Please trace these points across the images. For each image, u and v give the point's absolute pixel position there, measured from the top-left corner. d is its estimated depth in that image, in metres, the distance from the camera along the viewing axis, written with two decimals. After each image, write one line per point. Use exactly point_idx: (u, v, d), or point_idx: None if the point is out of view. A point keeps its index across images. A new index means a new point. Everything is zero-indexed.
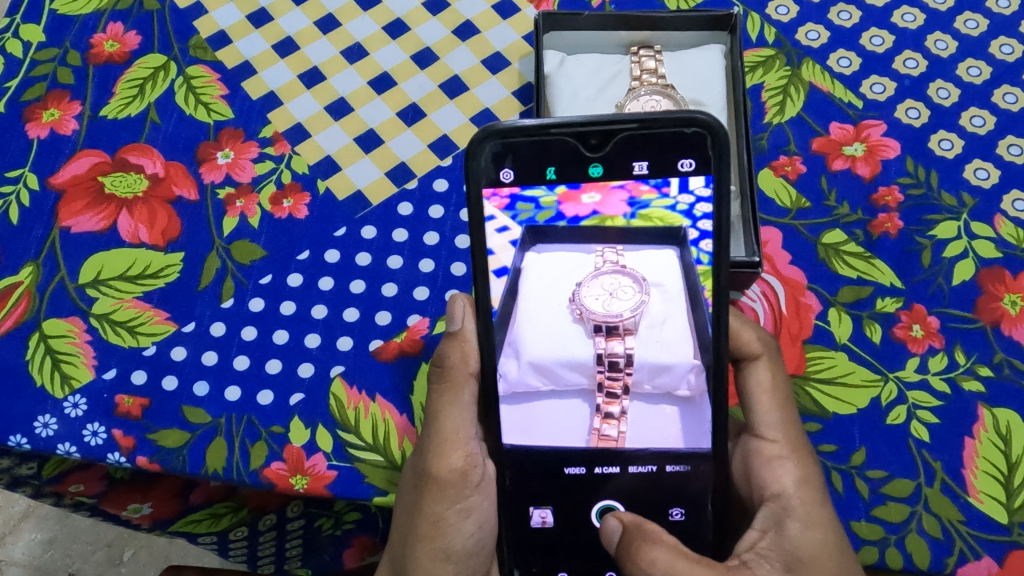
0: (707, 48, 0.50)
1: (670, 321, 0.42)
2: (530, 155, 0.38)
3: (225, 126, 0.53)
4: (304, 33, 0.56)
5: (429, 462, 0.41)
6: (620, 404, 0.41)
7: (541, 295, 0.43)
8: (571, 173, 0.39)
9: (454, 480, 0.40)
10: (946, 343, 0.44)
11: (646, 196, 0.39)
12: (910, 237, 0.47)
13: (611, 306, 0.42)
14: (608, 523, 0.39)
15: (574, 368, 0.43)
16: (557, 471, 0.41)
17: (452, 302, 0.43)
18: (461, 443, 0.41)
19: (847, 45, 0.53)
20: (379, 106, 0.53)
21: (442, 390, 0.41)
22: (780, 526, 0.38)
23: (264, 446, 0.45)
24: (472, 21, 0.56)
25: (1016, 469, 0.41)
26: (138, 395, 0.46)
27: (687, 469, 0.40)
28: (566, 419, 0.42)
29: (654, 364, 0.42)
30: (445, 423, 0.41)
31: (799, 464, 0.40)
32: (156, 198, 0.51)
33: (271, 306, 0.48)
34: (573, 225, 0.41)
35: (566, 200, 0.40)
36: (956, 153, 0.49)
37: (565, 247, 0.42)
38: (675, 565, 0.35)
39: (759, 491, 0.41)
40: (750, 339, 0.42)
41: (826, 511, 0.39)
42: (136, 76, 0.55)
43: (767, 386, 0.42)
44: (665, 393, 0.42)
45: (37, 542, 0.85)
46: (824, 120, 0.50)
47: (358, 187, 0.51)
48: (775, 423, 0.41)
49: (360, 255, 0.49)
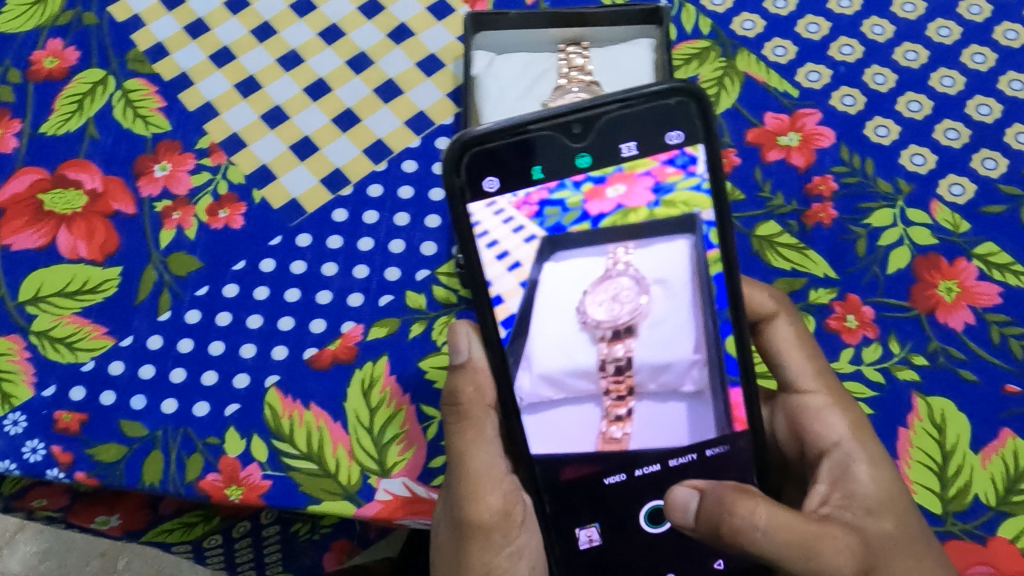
0: (638, 42, 0.49)
1: (677, 319, 0.40)
2: (514, 157, 0.40)
3: (163, 139, 0.53)
4: (240, 41, 0.56)
5: (466, 511, 0.40)
6: (627, 405, 0.41)
7: (557, 302, 0.41)
8: (560, 168, 0.40)
9: (498, 523, 0.40)
10: (880, 332, 0.44)
11: (671, 178, 0.39)
12: (844, 226, 0.46)
13: (615, 311, 0.41)
14: (678, 492, 0.36)
15: (580, 375, 0.41)
16: (599, 483, 0.40)
17: (455, 330, 0.42)
18: (497, 483, 0.40)
19: (782, 34, 0.52)
20: (315, 113, 0.53)
21: (464, 429, 0.41)
22: (847, 475, 0.38)
23: (200, 457, 0.45)
24: (407, 24, 0.55)
25: (951, 457, 0.41)
26: (76, 410, 0.46)
27: (727, 448, 0.40)
28: (574, 421, 0.41)
29: (655, 363, 0.41)
30: (474, 465, 0.40)
31: (845, 410, 0.40)
32: (95, 214, 0.51)
33: (207, 318, 0.48)
34: (597, 224, 0.40)
35: (591, 197, 0.40)
36: (892, 139, 0.48)
37: (582, 251, 0.41)
38: (778, 514, 0.34)
39: (813, 446, 0.40)
40: (763, 300, 0.43)
41: (882, 449, 0.39)
42: (74, 91, 0.55)
43: (792, 341, 0.42)
44: (671, 390, 0.41)
45: (32, 553, 0.86)
46: (759, 111, 0.50)
47: (293, 195, 0.51)
48: (809, 374, 0.41)
49: (295, 263, 0.49)
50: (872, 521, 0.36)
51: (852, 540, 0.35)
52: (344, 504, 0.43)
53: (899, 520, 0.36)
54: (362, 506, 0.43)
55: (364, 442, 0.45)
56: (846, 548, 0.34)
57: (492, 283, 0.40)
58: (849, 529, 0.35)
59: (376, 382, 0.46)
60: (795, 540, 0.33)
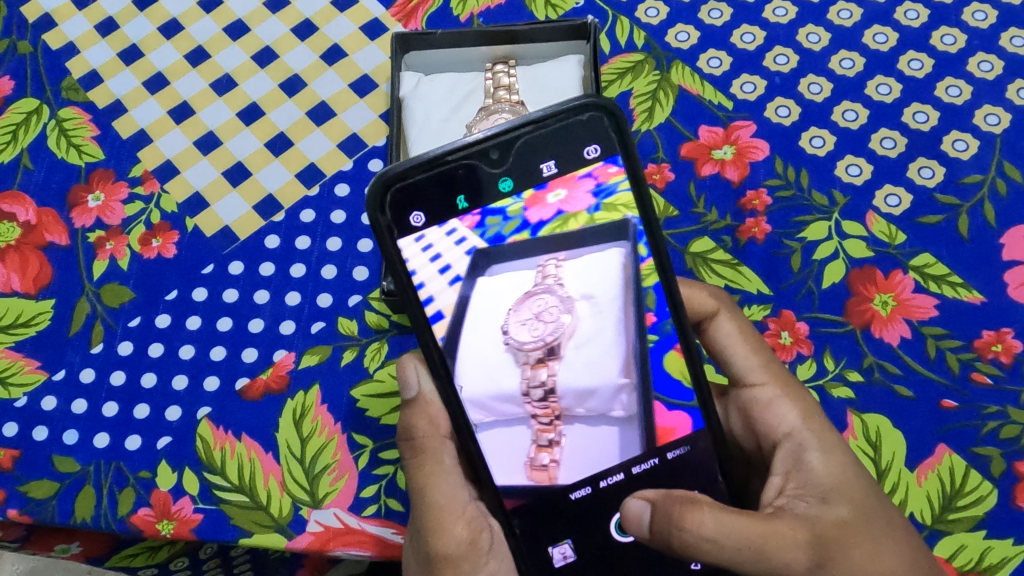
0: (566, 59, 0.50)
1: (605, 339, 0.37)
2: (433, 191, 0.35)
3: (96, 168, 0.53)
4: (174, 66, 0.55)
5: (430, 543, 0.36)
6: (556, 431, 0.36)
7: (482, 319, 0.37)
8: (482, 197, 0.36)
9: (465, 552, 0.36)
10: (815, 349, 0.43)
11: (613, 179, 0.35)
12: (778, 241, 0.46)
13: (539, 332, 0.37)
14: (630, 506, 0.33)
15: (505, 399, 0.37)
16: (563, 498, 0.36)
17: (403, 365, 0.39)
18: (460, 511, 0.36)
19: (717, 45, 0.51)
20: (248, 138, 0.52)
21: (421, 463, 0.37)
22: (800, 464, 0.35)
23: (131, 492, 0.44)
24: (340, 44, 0.55)
25: (886, 475, 0.40)
26: (9, 447, 0.46)
27: (685, 450, 0.36)
28: (507, 448, 0.36)
29: (579, 388, 0.36)
30: (434, 496, 0.36)
31: (796, 398, 0.37)
32: (28, 246, 0.51)
33: (139, 349, 0.48)
34: (537, 232, 0.36)
35: (533, 203, 0.36)
36: (827, 149, 0.47)
37: (512, 265, 0.37)
38: (724, 519, 0.31)
39: (767, 439, 0.37)
40: (703, 298, 0.40)
41: (837, 435, 0.36)
42: (9, 122, 0.54)
43: (736, 336, 0.40)
44: (601, 415, 0.36)
45: None
46: (693, 124, 0.49)
47: (226, 222, 0.50)
48: (756, 367, 0.39)
49: (227, 291, 0.48)
50: (826, 509, 0.33)
51: (801, 533, 0.32)
52: (275, 537, 0.42)
53: (859, 509, 0.34)
54: (294, 538, 0.42)
55: (296, 474, 0.44)
56: (797, 544, 0.32)
57: (433, 298, 0.36)
58: (800, 521, 0.33)
59: (308, 411, 0.45)
60: (745, 545, 0.31)
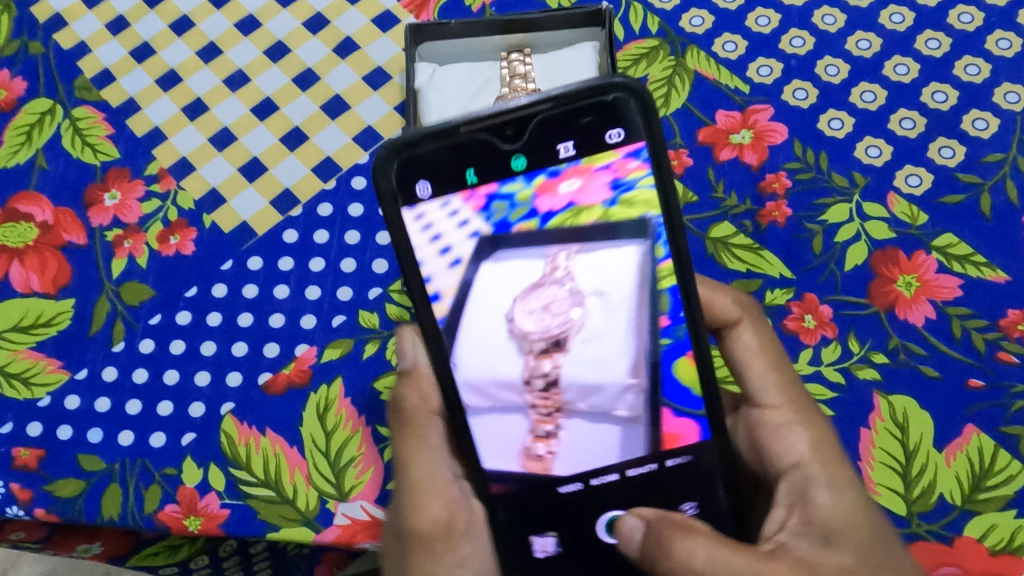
0: (581, 46, 0.50)
1: (615, 337, 0.35)
2: (442, 161, 0.34)
3: (112, 167, 0.53)
4: (186, 63, 0.55)
5: (407, 518, 0.37)
6: (554, 423, 0.35)
7: (487, 305, 0.36)
8: (493, 172, 0.34)
9: (440, 532, 0.36)
10: (839, 331, 0.43)
11: (632, 175, 0.34)
12: (800, 224, 0.45)
13: (545, 323, 0.35)
14: (625, 522, 0.34)
15: (505, 387, 0.35)
16: (551, 491, 0.35)
17: (401, 336, 0.39)
18: (440, 489, 0.36)
19: (732, 28, 0.51)
20: (263, 133, 0.52)
21: (407, 437, 0.37)
22: (806, 498, 0.34)
23: (158, 489, 0.44)
24: (352, 37, 0.55)
25: (914, 458, 0.40)
26: (34, 446, 0.46)
27: (689, 459, 0.35)
28: (500, 436, 0.35)
29: (584, 383, 0.35)
30: (415, 471, 0.37)
31: (808, 427, 0.36)
32: (46, 246, 0.51)
33: (161, 347, 0.48)
34: (546, 221, 0.35)
35: (543, 191, 0.35)
36: (846, 131, 0.47)
37: (521, 252, 0.35)
38: (716, 554, 0.31)
39: (773, 465, 0.36)
40: (725, 305, 0.40)
41: (848, 471, 0.35)
42: (23, 122, 0.55)
43: (755, 350, 0.39)
44: (603, 412, 0.35)
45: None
46: (710, 109, 0.49)
47: (243, 218, 0.50)
48: (771, 387, 0.38)
49: (248, 287, 0.48)
50: (849, 500, 0.33)
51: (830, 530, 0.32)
52: (302, 531, 0.43)
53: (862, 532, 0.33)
54: (321, 532, 0.42)
55: (321, 467, 0.44)
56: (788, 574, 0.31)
57: (433, 276, 0.35)
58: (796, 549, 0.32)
59: (331, 405, 0.45)
60: None
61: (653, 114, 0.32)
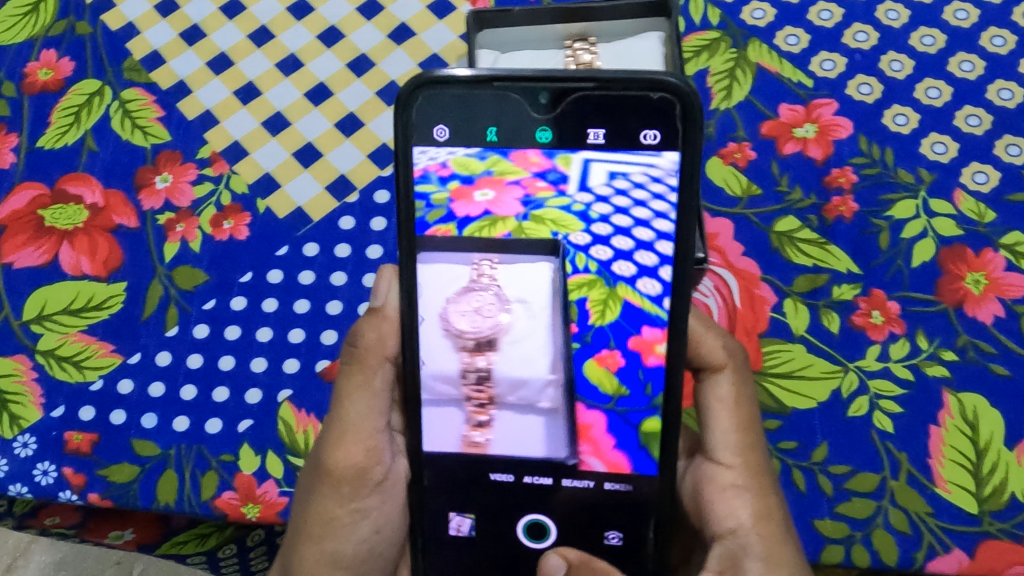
0: (646, 36, 0.49)
1: (536, 339, 0.37)
2: (470, 111, 0.36)
3: (163, 149, 0.52)
4: (238, 47, 0.55)
5: (326, 453, 0.39)
6: (488, 414, 0.37)
7: (421, 309, 0.37)
8: (514, 135, 0.36)
9: (352, 476, 0.39)
10: (907, 328, 0.43)
11: (541, 193, 0.36)
12: (866, 219, 0.45)
13: (477, 325, 0.37)
14: (548, 559, 0.36)
15: (441, 379, 0.37)
16: (484, 477, 0.38)
17: (379, 275, 0.41)
18: (365, 434, 0.39)
19: (794, 22, 0.50)
20: (317, 119, 0.52)
21: (352, 372, 0.40)
22: (737, 567, 0.35)
23: (214, 475, 0.44)
24: (408, 23, 0.54)
25: (985, 456, 0.40)
26: (86, 430, 0.46)
27: (629, 488, 0.37)
28: (434, 427, 0.37)
29: (512, 378, 0.37)
30: (347, 410, 0.39)
31: (756, 497, 0.37)
32: (97, 228, 0.50)
33: (216, 332, 0.47)
34: (463, 228, 0.37)
35: (459, 197, 0.37)
36: (911, 127, 0.47)
37: (445, 258, 0.37)
38: None
39: (712, 525, 0.37)
40: (714, 348, 0.39)
41: (789, 550, 0.36)
42: (71, 103, 0.54)
43: (727, 403, 0.38)
44: (528, 405, 0.37)
45: (47, 564, 0.76)
46: (773, 102, 0.48)
47: (298, 203, 0.50)
48: (732, 447, 0.38)
49: (304, 273, 0.48)
50: None
51: None
52: None
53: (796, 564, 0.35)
54: None
55: None
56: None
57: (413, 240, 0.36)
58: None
59: None
60: None
61: (697, 124, 0.33)
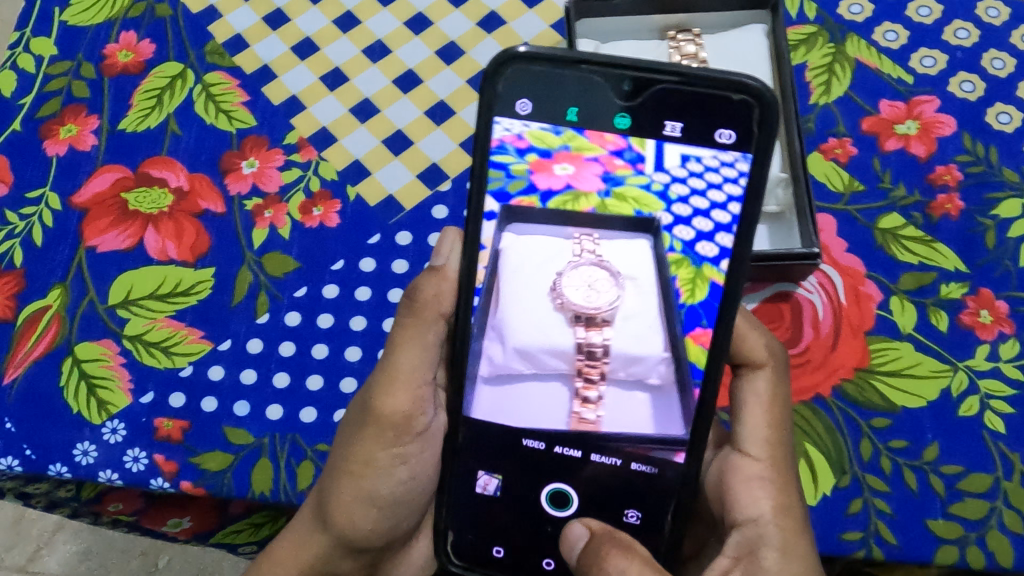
0: (750, 28, 0.49)
1: (649, 315, 0.38)
2: (551, 90, 0.34)
3: (249, 134, 0.51)
4: (323, 32, 0.54)
5: (375, 398, 0.39)
6: (598, 389, 0.37)
7: (529, 281, 0.38)
8: (592, 119, 0.35)
9: (396, 423, 0.39)
10: (1016, 327, 0.42)
11: (619, 171, 0.36)
12: (972, 218, 0.45)
13: (594, 300, 0.37)
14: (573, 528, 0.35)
15: (552, 353, 0.39)
16: (517, 442, 0.37)
17: (444, 234, 0.39)
18: (412, 386, 0.39)
19: (892, 18, 0.50)
20: (406, 106, 0.51)
21: (407, 324, 0.38)
22: (754, 554, 0.34)
23: (310, 465, 0.44)
24: (497, 12, 0.54)
25: None
26: (177, 418, 0.45)
27: (653, 470, 0.36)
28: (540, 401, 0.38)
29: (628, 354, 0.38)
30: (399, 364, 0.39)
31: (780, 491, 0.36)
32: (182, 213, 0.49)
33: (308, 320, 0.46)
34: (547, 201, 0.37)
35: (539, 169, 0.36)
36: (1014, 126, 0.46)
37: (543, 230, 0.38)
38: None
39: (731, 513, 0.36)
40: (756, 346, 0.39)
41: (806, 543, 0.34)
42: (153, 86, 0.53)
43: (763, 399, 0.38)
44: (637, 380, 0.37)
45: (72, 553, 0.81)
46: (873, 98, 0.48)
47: (390, 191, 0.49)
48: (761, 441, 0.37)
49: (396, 262, 0.47)
50: None
51: None
52: None
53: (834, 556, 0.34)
54: None
55: None
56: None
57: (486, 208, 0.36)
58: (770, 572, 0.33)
59: None
60: None
61: (773, 131, 0.32)
